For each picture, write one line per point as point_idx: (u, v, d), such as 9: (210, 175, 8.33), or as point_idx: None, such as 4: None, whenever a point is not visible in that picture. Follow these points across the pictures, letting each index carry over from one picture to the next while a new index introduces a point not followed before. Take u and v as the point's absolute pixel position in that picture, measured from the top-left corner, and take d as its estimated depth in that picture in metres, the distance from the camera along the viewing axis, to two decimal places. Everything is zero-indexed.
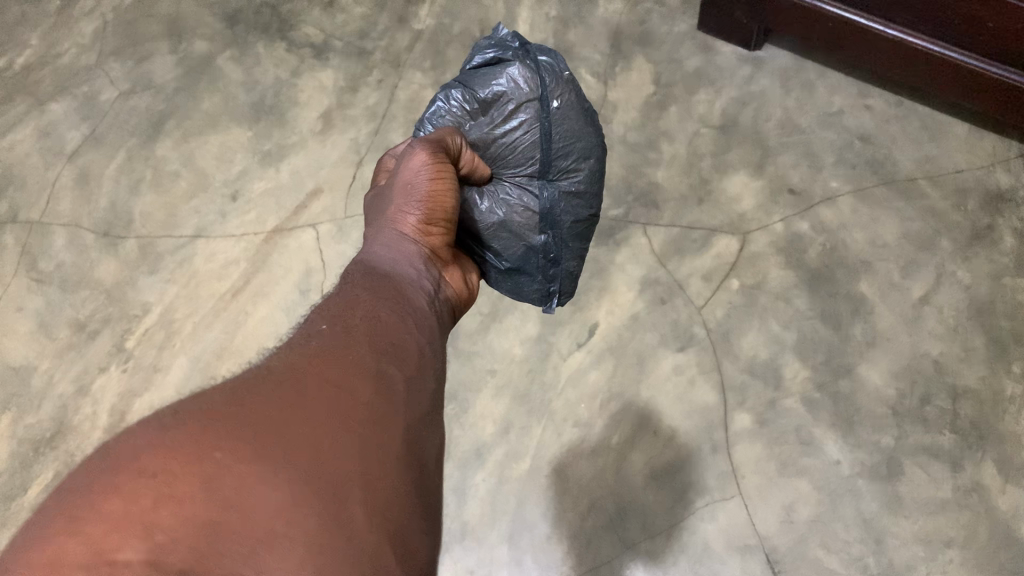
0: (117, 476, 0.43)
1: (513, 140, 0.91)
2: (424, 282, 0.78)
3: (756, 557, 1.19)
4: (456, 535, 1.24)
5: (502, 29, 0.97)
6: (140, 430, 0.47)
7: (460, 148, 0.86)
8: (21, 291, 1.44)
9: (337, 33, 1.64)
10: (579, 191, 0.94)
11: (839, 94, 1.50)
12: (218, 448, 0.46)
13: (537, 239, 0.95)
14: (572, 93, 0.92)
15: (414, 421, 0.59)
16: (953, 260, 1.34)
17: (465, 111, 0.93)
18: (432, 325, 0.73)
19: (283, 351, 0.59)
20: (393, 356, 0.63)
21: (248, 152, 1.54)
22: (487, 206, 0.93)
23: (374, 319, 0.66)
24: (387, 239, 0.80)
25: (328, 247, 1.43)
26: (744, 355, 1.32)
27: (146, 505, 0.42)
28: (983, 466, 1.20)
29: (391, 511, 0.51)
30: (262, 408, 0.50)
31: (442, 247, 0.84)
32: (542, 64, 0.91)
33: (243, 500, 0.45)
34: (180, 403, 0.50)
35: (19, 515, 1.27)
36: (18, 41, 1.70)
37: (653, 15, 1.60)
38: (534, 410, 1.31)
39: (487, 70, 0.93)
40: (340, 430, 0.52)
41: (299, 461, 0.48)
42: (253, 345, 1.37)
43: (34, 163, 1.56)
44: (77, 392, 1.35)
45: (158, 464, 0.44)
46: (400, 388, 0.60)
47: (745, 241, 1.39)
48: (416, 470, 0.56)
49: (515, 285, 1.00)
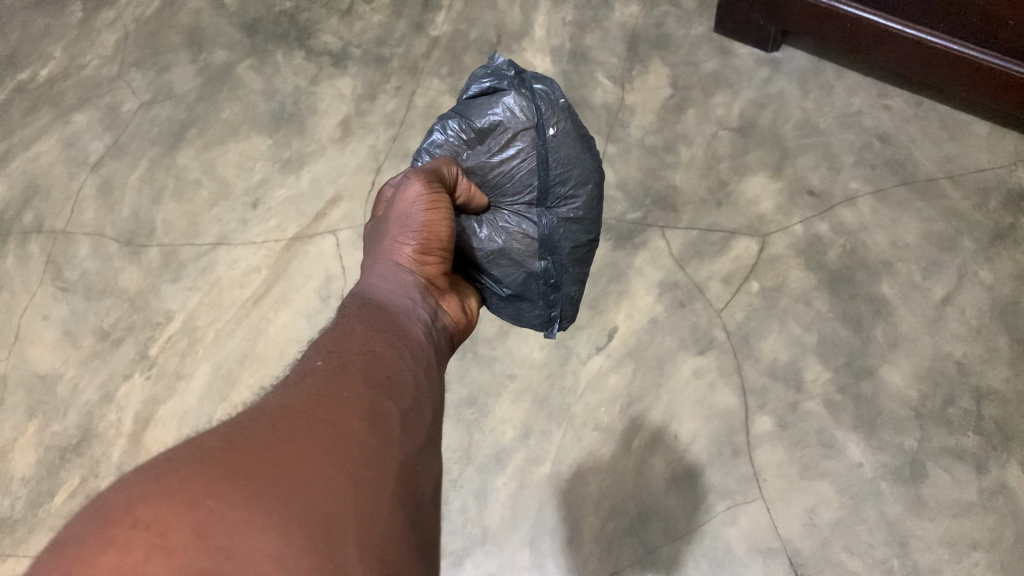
0: (110, 528, 0.44)
1: (511, 168, 0.92)
2: (421, 311, 0.79)
3: (778, 560, 1.19)
4: (478, 539, 1.25)
5: (498, 57, 0.98)
6: (135, 478, 0.48)
7: (456, 177, 0.87)
8: (47, 300, 1.46)
9: (355, 41, 1.66)
10: (579, 216, 0.95)
11: (857, 96, 1.49)
12: (212, 495, 0.47)
13: (537, 266, 0.96)
14: (569, 120, 0.93)
15: (409, 456, 0.60)
16: (976, 261, 1.33)
17: (462, 140, 0.94)
18: (429, 355, 0.74)
19: (277, 390, 0.60)
20: (388, 390, 0.64)
21: (268, 161, 1.55)
22: (486, 234, 0.94)
23: (369, 353, 0.67)
24: (385, 269, 0.81)
25: (348, 254, 1.44)
26: (765, 357, 1.31)
27: (137, 557, 0.42)
28: (1009, 468, 1.19)
29: (387, 550, 0.51)
30: (255, 450, 0.51)
31: (440, 273, 0.85)
32: (537, 92, 0.93)
33: (236, 546, 0.45)
34: (174, 450, 0.51)
35: (46, 521, 1.28)
36: (41, 53, 1.73)
37: (669, 18, 1.60)
38: (554, 415, 1.31)
39: (484, 99, 0.95)
40: (335, 468, 0.52)
41: (292, 501, 0.49)
42: (275, 351, 1.38)
43: (59, 173, 1.58)
44: (102, 399, 1.37)
45: (151, 514, 0.45)
46: (395, 426, 0.60)
47: (765, 243, 1.39)
48: (412, 506, 0.57)
49: (516, 310, 1.00)
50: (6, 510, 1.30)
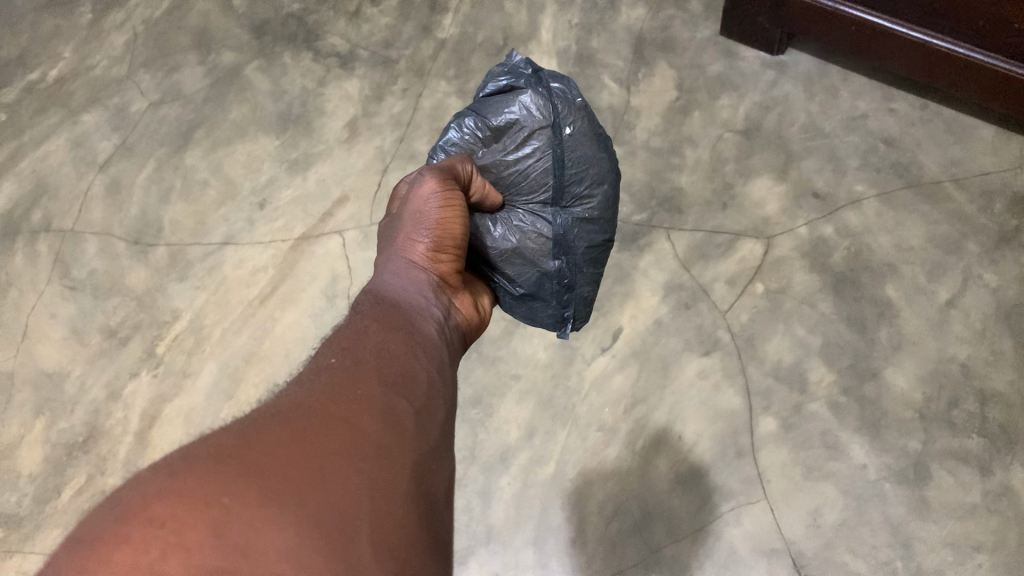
0: (126, 526, 0.45)
1: (526, 167, 0.93)
2: (434, 309, 0.79)
3: (782, 561, 1.19)
4: (481, 538, 1.25)
5: (516, 55, 0.98)
6: (151, 476, 0.49)
7: (470, 175, 0.88)
8: (55, 298, 1.47)
9: (362, 43, 1.66)
10: (593, 216, 0.95)
11: (863, 99, 1.49)
12: (227, 492, 0.48)
13: (551, 265, 0.97)
14: (585, 120, 0.93)
15: (423, 453, 0.60)
16: (981, 264, 1.33)
17: (477, 138, 0.95)
18: (442, 353, 0.74)
19: (293, 388, 0.61)
20: (402, 387, 0.64)
21: (275, 161, 1.56)
22: (500, 233, 0.95)
23: (383, 352, 0.67)
24: (397, 267, 0.82)
25: (355, 254, 1.45)
26: (770, 359, 1.32)
27: (153, 555, 0.43)
28: (1013, 470, 1.19)
29: (403, 546, 0.52)
30: (271, 447, 0.52)
31: (453, 272, 0.86)
32: (554, 91, 0.93)
33: (251, 544, 0.46)
34: (190, 447, 0.52)
35: (52, 518, 1.29)
36: (51, 54, 1.74)
37: (676, 21, 1.61)
38: (558, 415, 1.31)
39: (500, 97, 0.95)
40: (349, 465, 0.53)
41: (307, 496, 0.50)
42: (281, 351, 1.39)
43: (68, 173, 1.59)
44: (108, 397, 1.38)
45: (168, 512, 0.45)
46: (409, 423, 0.61)
47: (770, 245, 1.39)
48: (427, 501, 0.57)
49: (530, 309, 1.01)
50: (14, 506, 1.31)
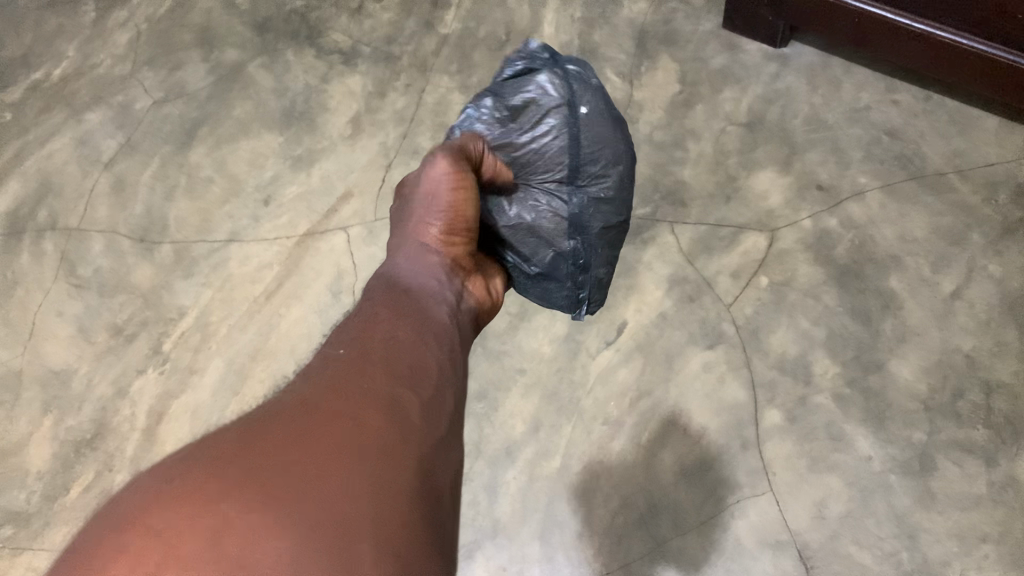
0: (118, 539, 0.45)
1: (543, 147, 0.93)
2: (447, 293, 0.80)
3: (788, 553, 1.20)
4: (488, 532, 1.26)
5: (530, 41, 0.99)
6: (146, 488, 0.50)
7: (483, 154, 0.87)
8: (62, 296, 1.47)
9: (365, 39, 1.66)
10: (609, 196, 0.96)
11: (866, 91, 1.49)
12: (228, 497, 0.48)
13: (567, 246, 0.98)
14: (600, 100, 0.94)
15: (431, 445, 0.61)
16: (985, 255, 1.33)
17: (493, 118, 0.94)
18: (454, 340, 0.75)
19: (300, 384, 0.62)
20: (410, 378, 0.65)
21: (279, 158, 1.56)
22: (516, 212, 0.95)
23: (392, 343, 0.68)
24: (410, 252, 0.82)
25: (359, 250, 1.45)
26: (774, 351, 1.32)
27: (146, 566, 0.44)
28: (1018, 460, 1.20)
29: (411, 540, 0.52)
30: (273, 448, 0.52)
31: (465, 255, 0.87)
32: (570, 72, 0.94)
33: (250, 549, 0.46)
34: (189, 453, 0.53)
35: (62, 515, 1.30)
36: (55, 53, 1.74)
37: (678, 14, 1.60)
38: (564, 409, 1.31)
39: (516, 78, 0.95)
40: (357, 460, 0.54)
41: (312, 495, 0.50)
42: (287, 347, 1.39)
43: (73, 172, 1.59)
44: (116, 394, 1.38)
45: (162, 523, 0.46)
46: (416, 415, 0.62)
47: (774, 238, 1.39)
48: (435, 496, 0.58)
49: (545, 292, 1.03)
50: (23, 504, 1.32)
